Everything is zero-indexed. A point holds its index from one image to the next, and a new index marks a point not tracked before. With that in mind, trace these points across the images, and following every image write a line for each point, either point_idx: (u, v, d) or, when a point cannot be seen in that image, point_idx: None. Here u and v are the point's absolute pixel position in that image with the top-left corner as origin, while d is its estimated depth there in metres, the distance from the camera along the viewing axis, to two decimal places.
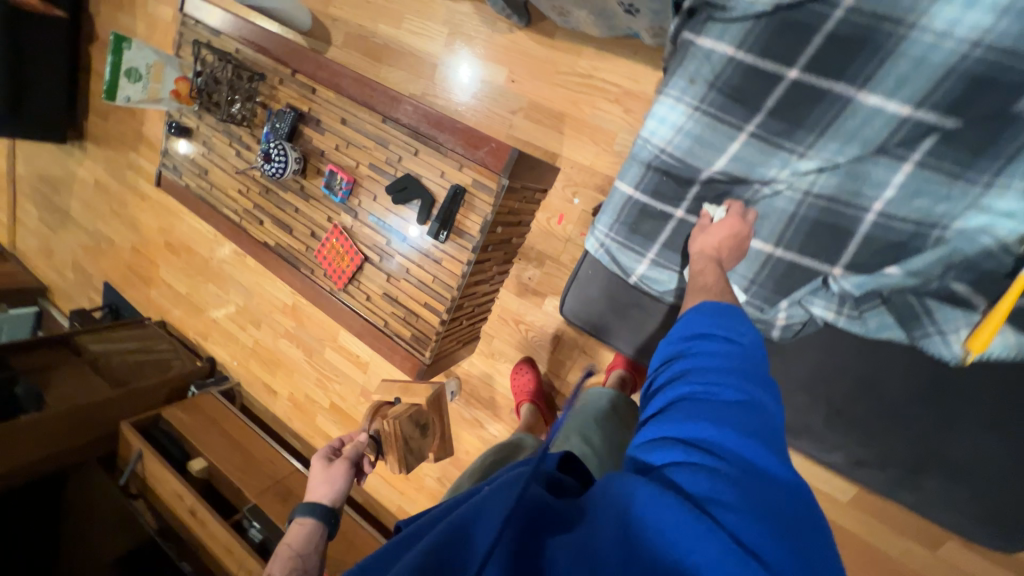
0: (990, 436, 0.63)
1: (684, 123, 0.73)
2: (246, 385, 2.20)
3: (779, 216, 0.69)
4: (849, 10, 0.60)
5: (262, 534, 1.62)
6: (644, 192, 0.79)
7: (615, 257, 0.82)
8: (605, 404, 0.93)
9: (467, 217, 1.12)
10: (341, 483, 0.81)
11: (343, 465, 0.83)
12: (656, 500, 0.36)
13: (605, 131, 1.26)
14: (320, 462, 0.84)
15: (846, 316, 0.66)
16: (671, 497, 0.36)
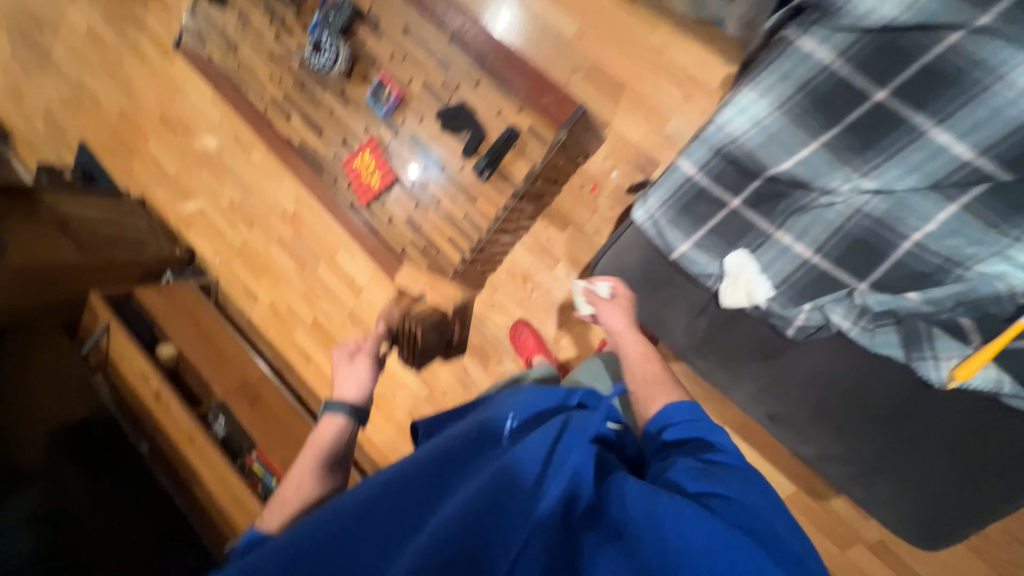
0: (947, 458, 0.72)
1: (764, 117, 0.76)
2: (224, 284, 2.13)
3: (826, 225, 0.74)
4: (947, 47, 0.65)
5: (226, 430, 1.64)
6: (705, 175, 0.81)
7: (660, 231, 0.85)
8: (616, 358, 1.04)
9: (514, 162, 1.12)
10: (365, 378, 0.85)
11: (366, 361, 0.88)
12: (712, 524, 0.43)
13: (660, 112, 1.28)
14: (344, 361, 0.89)
15: (861, 328, 0.72)
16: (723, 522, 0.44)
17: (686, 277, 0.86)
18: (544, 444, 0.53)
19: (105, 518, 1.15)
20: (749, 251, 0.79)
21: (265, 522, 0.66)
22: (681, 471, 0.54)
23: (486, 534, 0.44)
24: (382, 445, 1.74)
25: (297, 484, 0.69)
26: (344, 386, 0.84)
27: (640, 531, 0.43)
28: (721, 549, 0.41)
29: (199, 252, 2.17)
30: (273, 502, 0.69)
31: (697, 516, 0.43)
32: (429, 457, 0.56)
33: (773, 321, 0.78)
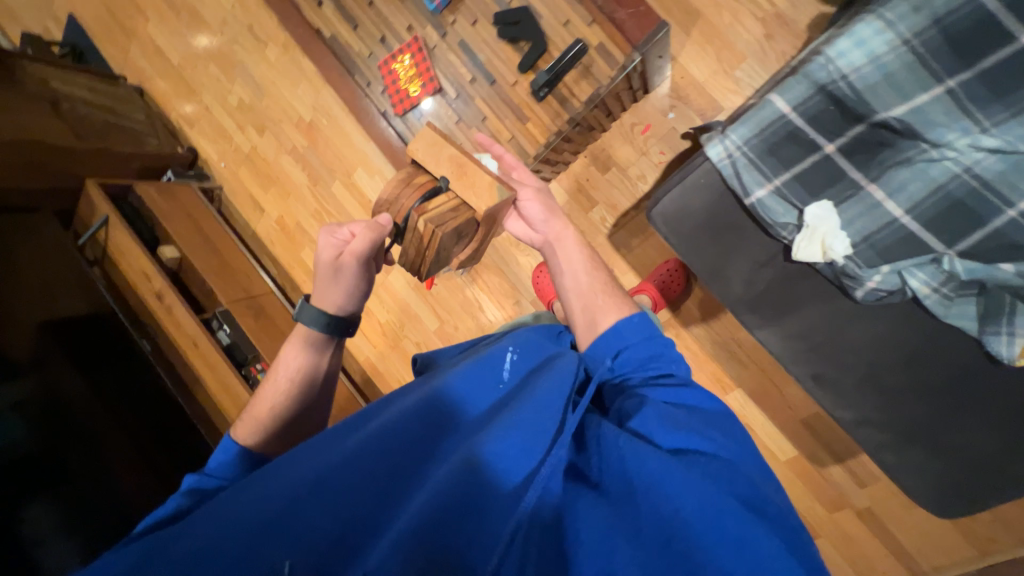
0: (993, 432, 0.71)
1: (885, 53, 0.68)
2: (227, 192, 2.00)
3: (927, 183, 0.68)
4: None
5: (230, 339, 1.54)
6: (801, 114, 0.74)
7: (737, 172, 0.77)
8: None
9: (577, 83, 1.03)
10: (349, 286, 0.63)
11: (353, 264, 0.61)
12: (693, 488, 0.43)
13: (734, 50, 1.17)
14: (325, 255, 0.62)
15: (940, 296, 0.69)
16: (708, 485, 0.43)
17: (757, 226, 0.80)
18: (521, 425, 0.50)
19: (114, 426, 1.13)
20: (834, 203, 0.74)
21: (239, 431, 0.64)
22: (647, 417, 0.51)
23: (464, 511, 0.44)
24: (385, 372, 1.70)
25: (269, 397, 0.65)
26: (328, 292, 0.64)
27: (626, 498, 0.44)
28: (712, 515, 0.41)
29: (202, 155, 2.02)
30: (247, 411, 0.67)
31: (689, 479, 0.43)
32: (399, 418, 0.52)
33: (844, 281, 0.74)
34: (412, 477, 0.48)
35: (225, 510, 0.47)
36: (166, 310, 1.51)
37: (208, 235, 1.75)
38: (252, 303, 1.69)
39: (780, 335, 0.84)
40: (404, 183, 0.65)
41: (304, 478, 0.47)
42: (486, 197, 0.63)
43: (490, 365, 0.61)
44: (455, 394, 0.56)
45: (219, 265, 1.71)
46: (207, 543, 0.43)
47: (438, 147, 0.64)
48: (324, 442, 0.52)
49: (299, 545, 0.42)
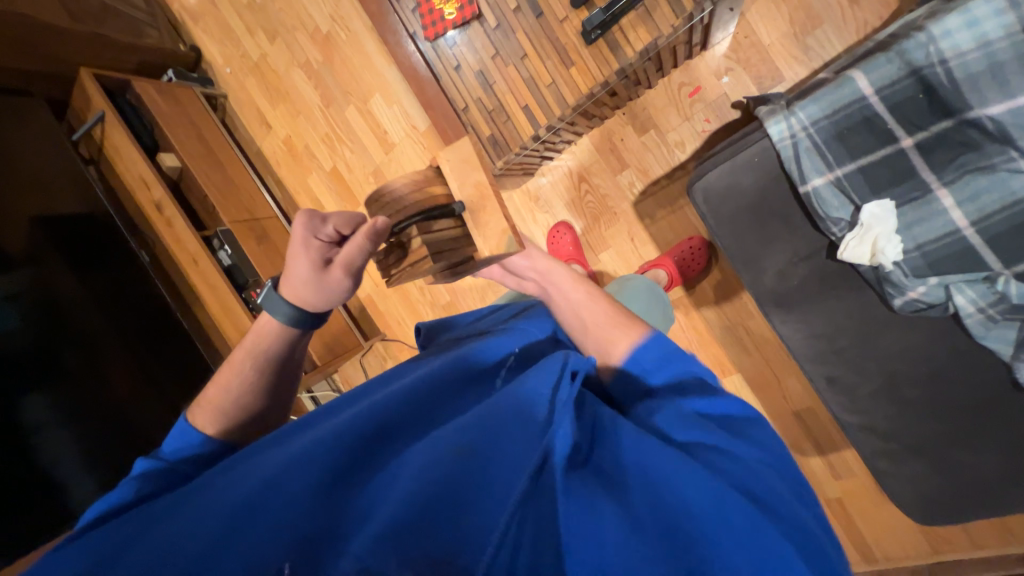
0: (996, 457, 0.71)
1: (998, 39, 0.60)
2: (233, 102, 1.87)
3: (1004, 195, 0.63)
4: None
5: (230, 261, 1.51)
6: (883, 99, 0.66)
7: (798, 155, 0.70)
8: (643, 292, 0.91)
9: (634, 28, 0.91)
10: (330, 295, 0.55)
11: (341, 276, 0.54)
12: (700, 485, 0.41)
13: (808, 13, 1.04)
14: (306, 254, 0.54)
15: (984, 317, 0.66)
16: (714, 485, 0.41)
17: (806, 217, 0.75)
18: (519, 407, 0.48)
19: (114, 335, 1.10)
20: (895, 204, 0.68)
21: (197, 415, 0.56)
22: (666, 419, 0.48)
23: (455, 492, 0.41)
24: (386, 312, 1.69)
25: (235, 381, 0.56)
26: (303, 293, 0.55)
27: (637, 491, 0.42)
28: (721, 519, 0.39)
29: (206, 56, 1.86)
30: (205, 392, 0.57)
31: (699, 480, 0.41)
32: (388, 396, 0.50)
33: (886, 288, 0.70)
34: (393, 465, 0.45)
35: (193, 502, 0.43)
36: (166, 222, 1.45)
37: (212, 148, 1.65)
38: (255, 226, 1.64)
39: (805, 333, 0.82)
40: (418, 185, 0.61)
41: (276, 466, 0.44)
42: (494, 241, 0.59)
43: (484, 350, 0.56)
44: (445, 376, 0.52)
45: (223, 181, 1.63)
46: (174, 540, 0.40)
47: (469, 166, 0.60)
48: (303, 428, 0.49)
49: (276, 541, 0.39)
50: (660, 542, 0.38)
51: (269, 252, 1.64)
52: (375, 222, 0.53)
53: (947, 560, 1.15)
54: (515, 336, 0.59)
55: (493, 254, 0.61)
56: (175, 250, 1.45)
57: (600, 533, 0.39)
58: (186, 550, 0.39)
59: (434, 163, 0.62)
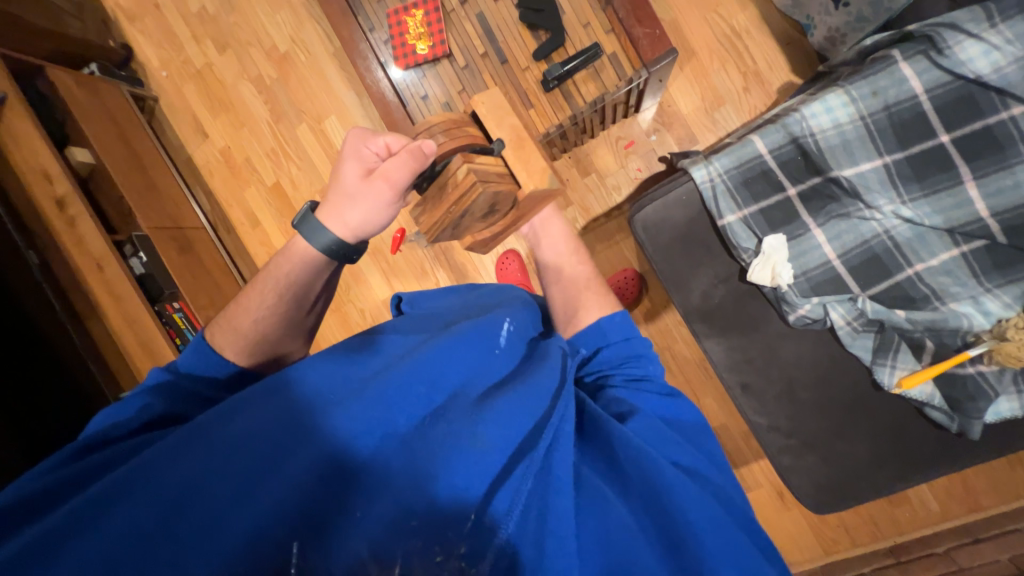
0: (866, 444, 0.88)
1: (846, 123, 0.82)
2: (166, 107, 1.76)
3: (857, 236, 0.83)
4: (1012, 116, 0.75)
5: (144, 269, 1.36)
6: (774, 158, 0.86)
7: (716, 196, 0.87)
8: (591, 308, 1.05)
9: (585, 83, 1.07)
10: (370, 210, 0.60)
11: (384, 187, 0.58)
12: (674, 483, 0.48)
13: (715, 94, 1.29)
14: (357, 164, 0.60)
15: (850, 328, 0.84)
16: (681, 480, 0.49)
17: (723, 246, 0.90)
18: (516, 412, 0.52)
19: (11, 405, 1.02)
20: (787, 238, 0.86)
21: (217, 337, 0.64)
22: (638, 425, 0.54)
23: (452, 491, 0.46)
24: (320, 334, 1.60)
25: (248, 310, 0.64)
26: (344, 211, 0.61)
27: (628, 483, 0.50)
28: (715, 529, 0.47)
29: (139, 56, 1.75)
30: (226, 318, 0.66)
31: (698, 497, 0.48)
32: (392, 380, 0.51)
33: (782, 305, 0.86)
34: (397, 452, 0.47)
35: (185, 457, 0.43)
36: (68, 222, 1.28)
37: (135, 149, 1.52)
38: (177, 235, 1.51)
39: (724, 346, 0.94)
40: (455, 124, 0.62)
41: (281, 438, 0.46)
42: (537, 176, 0.63)
43: (479, 333, 0.58)
44: (448, 359, 0.54)
45: (145, 184, 1.50)
46: (173, 500, 0.41)
47: (505, 110, 0.64)
48: (303, 396, 0.49)
49: (281, 515, 0.42)
50: (659, 537, 0.47)
51: (193, 265, 1.51)
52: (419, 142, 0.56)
53: (835, 559, 1.32)
54: (506, 317, 0.63)
55: (536, 189, 0.64)
56: (76, 253, 1.28)
57: (610, 519, 0.48)
58: (190, 512, 0.41)
59: (471, 110, 0.65)
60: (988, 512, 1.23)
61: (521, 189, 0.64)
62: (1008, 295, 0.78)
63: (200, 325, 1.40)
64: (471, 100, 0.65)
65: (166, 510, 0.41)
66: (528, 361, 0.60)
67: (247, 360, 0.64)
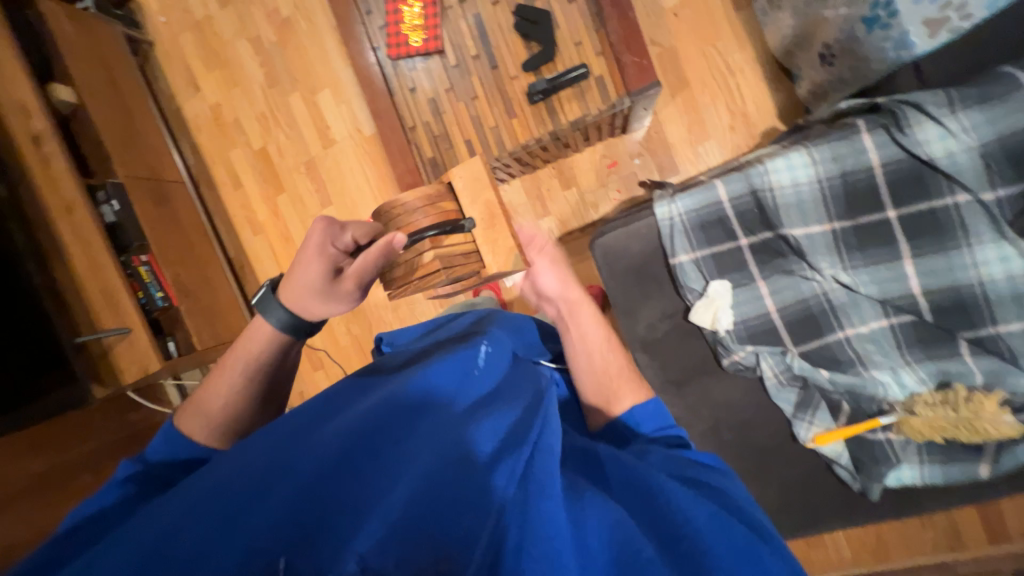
0: (778, 492, 0.92)
1: (804, 183, 0.84)
2: (161, 54, 1.73)
3: (797, 294, 0.87)
4: (956, 203, 0.78)
5: (116, 218, 1.36)
6: (732, 206, 0.88)
7: (672, 235, 0.89)
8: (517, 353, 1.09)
9: (570, 102, 1.07)
10: (327, 303, 0.64)
11: (348, 288, 0.63)
12: (685, 497, 0.50)
13: (702, 127, 1.30)
14: (325, 262, 0.63)
15: (777, 380, 0.88)
16: (696, 501, 0.50)
17: (673, 285, 0.93)
18: (493, 424, 0.55)
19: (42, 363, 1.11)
20: (732, 286, 0.89)
21: (184, 422, 0.66)
22: (652, 459, 0.57)
23: (442, 496, 0.47)
24: None
25: (218, 391, 0.67)
26: (303, 296, 0.64)
27: (631, 494, 0.51)
28: (718, 530, 0.47)
29: None
30: (194, 402, 0.68)
31: (693, 498, 0.50)
32: (364, 410, 0.56)
33: (718, 348, 0.90)
34: (381, 464, 0.50)
35: (177, 499, 0.49)
36: (41, 159, 1.27)
37: (122, 93, 1.50)
38: (156, 187, 1.50)
39: (661, 380, 0.96)
40: (430, 200, 0.68)
41: (261, 471, 0.50)
42: (502, 258, 0.68)
43: (454, 364, 0.63)
44: (420, 386, 0.59)
45: (128, 132, 1.48)
46: (145, 554, 0.43)
47: (481, 187, 0.68)
48: (283, 436, 0.55)
49: (273, 536, 0.44)
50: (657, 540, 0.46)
51: (167, 219, 1.50)
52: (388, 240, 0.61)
53: None
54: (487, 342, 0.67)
55: (499, 270, 0.69)
56: (47, 193, 1.27)
57: (587, 518, 0.47)
58: (176, 552, 0.43)
59: (448, 180, 0.70)
60: (894, 565, 1.30)
61: (485, 268, 0.69)
62: (924, 370, 0.83)
63: (166, 281, 1.40)
64: (450, 171, 0.70)
65: (146, 556, 0.43)
66: (508, 383, 0.64)
67: (196, 420, 0.66)
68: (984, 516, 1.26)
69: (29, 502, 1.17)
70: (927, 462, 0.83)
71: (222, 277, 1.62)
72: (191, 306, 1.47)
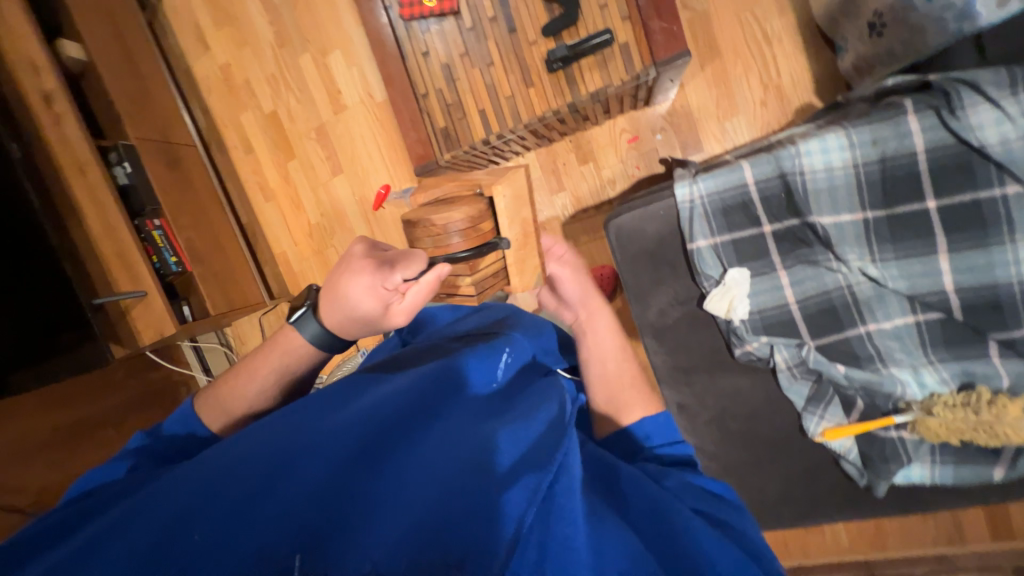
0: (780, 481, 0.92)
1: (838, 168, 0.79)
2: (169, 9, 1.67)
3: (819, 285, 0.83)
4: (1004, 195, 0.72)
5: (128, 180, 1.37)
6: (758, 190, 0.83)
7: (692, 218, 0.85)
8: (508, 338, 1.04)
9: (591, 71, 1.00)
10: (377, 329, 0.64)
11: (400, 320, 0.62)
12: (715, 547, 0.48)
13: (732, 102, 1.22)
14: (366, 297, 0.60)
15: (790, 373, 0.86)
16: (728, 553, 0.49)
17: (689, 270, 0.90)
18: (513, 435, 0.54)
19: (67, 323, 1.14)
20: (751, 274, 0.85)
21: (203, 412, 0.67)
22: (671, 483, 0.57)
23: (456, 507, 0.48)
24: None
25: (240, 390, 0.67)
26: (351, 322, 0.64)
27: (656, 533, 0.50)
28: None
29: None
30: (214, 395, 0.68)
31: (726, 551, 0.49)
32: (383, 401, 0.56)
33: (731, 338, 0.88)
34: (395, 465, 0.51)
35: (202, 472, 0.50)
36: (53, 120, 1.26)
37: (129, 51, 1.46)
38: (166, 150, 1.49)
39: (669, 366, 0.95)
40: (471, 222, 0.62)
41: (277, 455, 0.51)
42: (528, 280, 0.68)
43: (473, 363, 0.62)
44: (438, 380, 0.59)
45: (137, 92, 1.45)
46: (168, 526, 0.46)
47: (521, 207, 0.65)
48: (300, 416, 0.55)
49: (288, 531, 0.46)
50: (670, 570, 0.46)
51: (179, 183, 1.49)
52: (440, 272, 0.59)
53: None
54: (507, 344, 0.65)
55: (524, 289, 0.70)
56: (61, 154, 1.27)
57: (609, 553, 0.47)
58: (195, 531, 0.46)
59: (488, 195, 0.64)
60: (890, 552, 1.31)
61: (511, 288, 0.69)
62: (947, 370, 0.79)
63: (179, 245, 1.41)
64: (491, 185, 0.63)
65: (168, 527, 0.46)
66: (527, 391, 0.62)
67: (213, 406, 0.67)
68: (988, 512, 1.25)
69: (60, 451, 1.26)
70: (939, 462, 0.81)
71: (234, 244, 1.62)
72: (203, 273, 1.47)
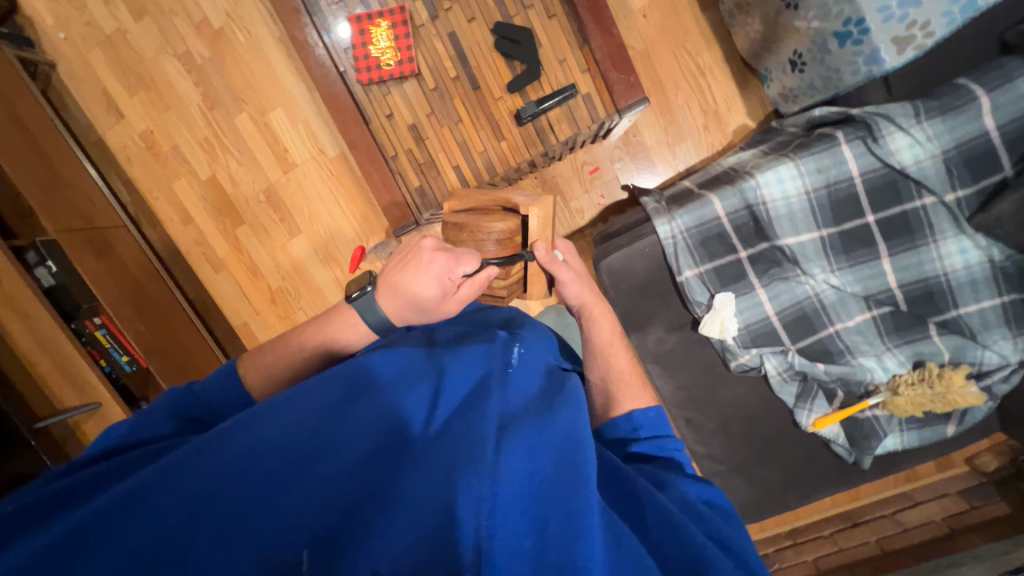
0: (782, 470, 1.03)
1: (793, 195, 0.90)
2: (68, 78, 1.49)
3: (793, 297, 0.94)
4: (924, 205, 0.87)
5: (54, 280, 1.20)
6: (729, 221, 0.92)
7: (677, 252, 0.93)
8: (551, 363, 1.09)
9: (559, 120, 1.05)
10: (426, 316, 0.67)
11: (450, 309, 0.66)
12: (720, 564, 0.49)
13: (678, 128, 1.33)
14: (430, 287, 0.64)
15: (779, 377, 0.96)
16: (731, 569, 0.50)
17: (680, 299, 0.97)
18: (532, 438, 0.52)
19: None
20: (735, 295, 0.94)
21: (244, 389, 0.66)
22: (674, 497, 0.57)
23: (470, 505, 0.46)
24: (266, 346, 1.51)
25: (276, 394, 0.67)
26: (401, 308, 0.66)
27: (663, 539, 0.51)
28: None
29: (27, 11, 1.45)
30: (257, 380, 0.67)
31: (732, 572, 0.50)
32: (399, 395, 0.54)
33: (726, 354, 0.96)
34: (411, 464, 0.49)
35: (207, 467, 0.47)
36: None
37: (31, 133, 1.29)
38: (94, 237, 1.33)
39: (673, 386, 1.02)
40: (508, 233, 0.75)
41: (290, 448, 0.49)
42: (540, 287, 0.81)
43: (489, 356, 0.60)
44: (456, 374, 0.56)
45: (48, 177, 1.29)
46: (181, 513, 0.45)
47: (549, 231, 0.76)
48: (316, 411, 0.52)
49: (299, 527, 0.45)
50: None
51: (115, 272, 1.34)
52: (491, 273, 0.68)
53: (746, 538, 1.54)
54: (526, 335, 0.65)
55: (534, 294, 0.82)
56: None
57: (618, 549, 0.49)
58: (207, 519, 0.45)
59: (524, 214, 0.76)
60: (867, 500, 1.50)
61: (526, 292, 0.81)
62: (902, 354, 0.93)
63: (129, 342, 1.28)
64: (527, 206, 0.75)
65: (177, 517, 0.45)
66: (544, 385, 0.59)
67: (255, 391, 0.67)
68: None
69: None
70: (906, 430, 0.95)
71: (188, 324, 1.49)
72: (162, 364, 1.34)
